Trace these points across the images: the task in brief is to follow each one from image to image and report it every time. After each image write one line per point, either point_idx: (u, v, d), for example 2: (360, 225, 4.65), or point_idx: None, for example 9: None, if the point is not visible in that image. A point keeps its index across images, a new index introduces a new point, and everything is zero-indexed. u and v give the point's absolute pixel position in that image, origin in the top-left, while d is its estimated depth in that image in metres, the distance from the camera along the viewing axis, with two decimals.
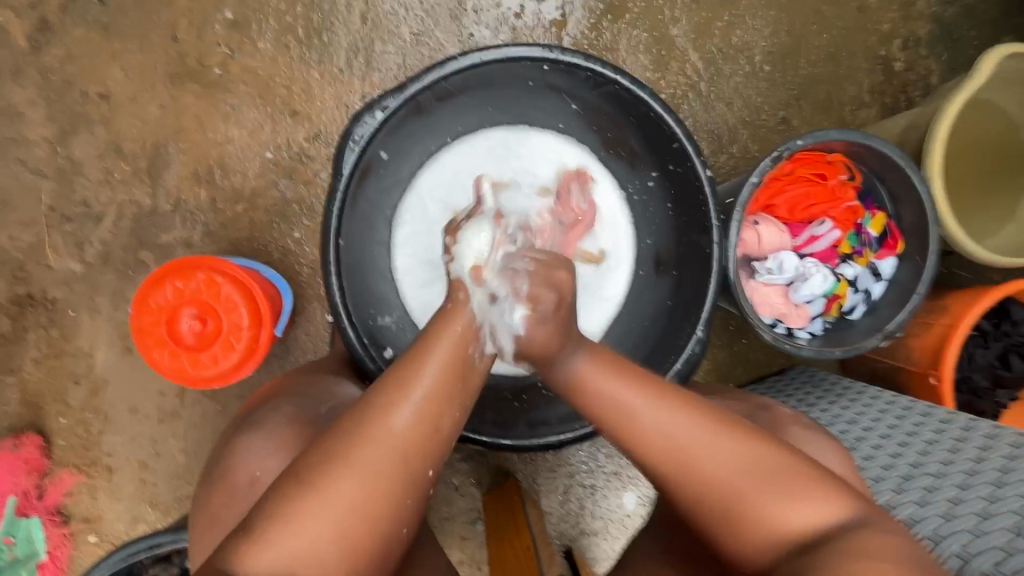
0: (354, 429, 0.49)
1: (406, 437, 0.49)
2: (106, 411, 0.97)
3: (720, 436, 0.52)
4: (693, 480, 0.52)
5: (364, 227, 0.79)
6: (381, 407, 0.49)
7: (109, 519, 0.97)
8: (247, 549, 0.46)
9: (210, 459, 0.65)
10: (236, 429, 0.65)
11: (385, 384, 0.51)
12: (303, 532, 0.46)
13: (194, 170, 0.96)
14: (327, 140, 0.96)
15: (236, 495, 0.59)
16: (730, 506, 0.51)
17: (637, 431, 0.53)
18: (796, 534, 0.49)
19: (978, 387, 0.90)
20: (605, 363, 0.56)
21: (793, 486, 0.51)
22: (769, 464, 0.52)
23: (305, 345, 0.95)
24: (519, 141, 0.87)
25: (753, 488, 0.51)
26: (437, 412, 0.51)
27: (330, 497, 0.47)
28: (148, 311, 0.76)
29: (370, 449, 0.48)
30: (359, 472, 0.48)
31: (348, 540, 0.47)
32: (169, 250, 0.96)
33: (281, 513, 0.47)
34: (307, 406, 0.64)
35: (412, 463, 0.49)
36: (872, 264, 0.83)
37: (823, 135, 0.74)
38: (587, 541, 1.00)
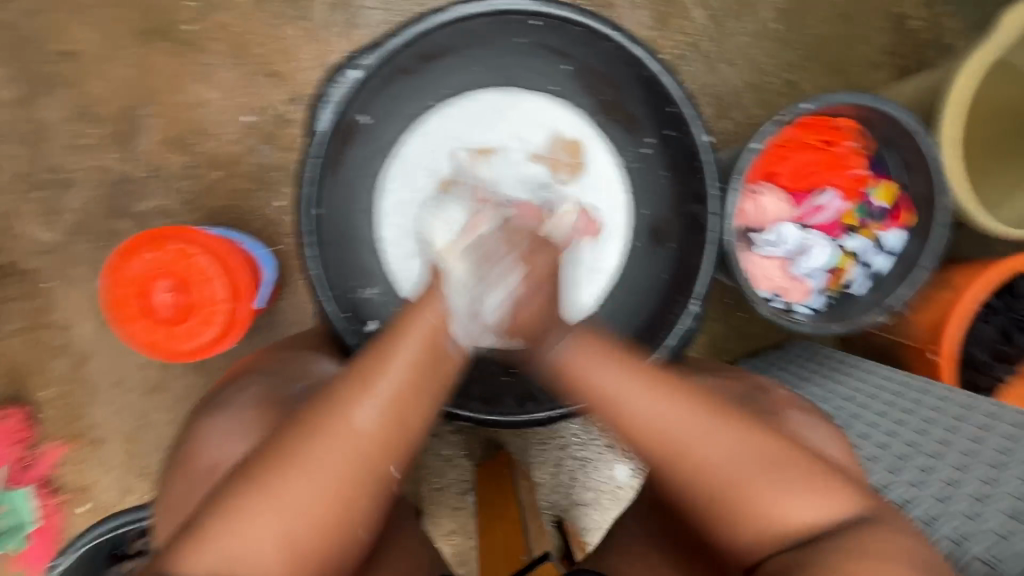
0: (314, 423, 0.47)
1: (368, 432, 0.48)
2: (90, 383, 0.95)
3: (716, 428, 0.51)
4: (687, 473, 0.50)
5: (343, 196, 0.75)
6: (341, 401, 0.48)
7: (99, 491, 0.96)
8: (194, 548, 0.44)
9: (175, 441, 0.64)
10: (203, 409, 0.63)
11: (348, 378, 0.50)
12: (253, 529, 0.45)
13: (169, 135, 0.92)
14: (307, 103, 0.91)
15: (196, 480, 0.56)
16: (725, 502, 0.49)
17: (630, 419, 0.52)
18: (792, 530, 0.48)
19: (977, 360, 0.87)
20: (593, 353, 0.57)
21: (789, 475, 0.49)
22: (766, 453, 0.50)
23: (289, 317, 0.93)
24: (511, 104, 0.82)
25: (750, 482, 0.49)
26: (401, 411, 0.50)
27: (284, 496, 0.45)
28: (121, 283, 0.73)
29: (330, 445, 0.47)
30: (313, 468, 0.46)
31: (300, 538, 0.46)
32: (146, 219, 0.92)
33: (232, 507, 0.45)
34: (279, 385, 0.62)
35: (373, 460, 0.48)
36: (876, 237, 0.79)
37: (833, 98, 0.70)
38: (579, 511, 1.00)
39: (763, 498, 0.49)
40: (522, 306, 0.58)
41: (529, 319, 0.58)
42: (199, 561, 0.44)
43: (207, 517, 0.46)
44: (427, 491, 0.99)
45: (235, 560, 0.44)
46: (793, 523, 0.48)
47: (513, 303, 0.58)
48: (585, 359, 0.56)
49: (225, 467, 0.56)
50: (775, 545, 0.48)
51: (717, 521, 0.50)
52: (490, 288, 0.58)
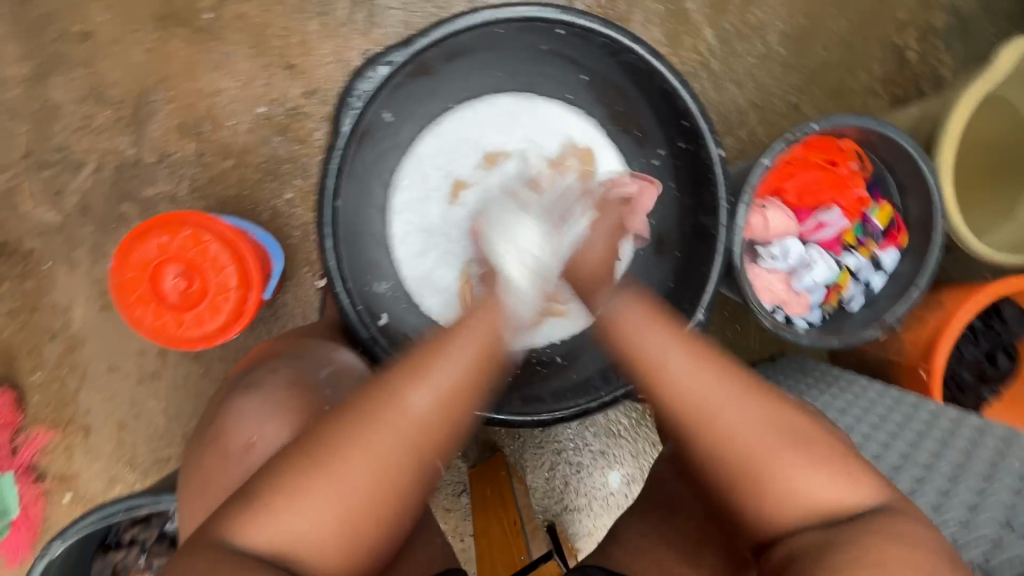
0: (370, 407, 0.48)
1: (423, 420, 0.48)
2: (84, 368, 0.93)
3: (749, 398, 0.51)
4: (714, 441, 0.51)
5: (359, 189, 0.76)
6: (398, 387, 0.49)
7: (85, 479, 0.94)
8: (246, 519, 0.44)
9: (203, 419, 0.64)
10: (232, 389, 0.64)
11: (404, 366, 0.50)
12: (308, 510, 0.45)
13: (182, 121, 0.91)
14: (323, 97, 0.92)
15: (230, 459, 0.57)
16: (749, 477, 0.49)
17: (667, 381, 0.53)
18: (818, 510, 0.48)
19: (963, 382, 0.91)
20: (639, 318, 0.59)
21: (818, 453, 0.50)
22: (796, 429, 0.51)
23: (293, 310, 0.92)
24: (527, 110, 0.84)
25: (778, 455, 0.49)
26: (457, 401, 0.50)
27: (337, 478, 0.45)
28: (129, 267, 0.73)
29: (385, 431, 0.47)
30: (368, 455, 0.46)
31: (353, 522, 0.46)
32: (153, 205, 0.92)
33: (285, 487, 0.45)
34: (306, 369, 0.63)
35: (427, 448, 0.48)
36: (874, 256, 0.82)
37: (839, 120, 0.73)
38: (570, 516, 1.00)
39: (789, 474, 0.49)
40: (594, 244, 0.71)
41: (593, 263, 0.69)
42: (251, 540, 0.43)
43: (259, 492, 0.45)
44: None
45: (288, 536, 0.44)
46: (818, 504, 0.48)
47: (588, 239, 0.71)
48: (632, 320, 0.59)
49: (260, 448, 0.56)
50: (797, 525, 0.48)
51: (738, 496, 0.50)
52: (558, 255, 0.67)
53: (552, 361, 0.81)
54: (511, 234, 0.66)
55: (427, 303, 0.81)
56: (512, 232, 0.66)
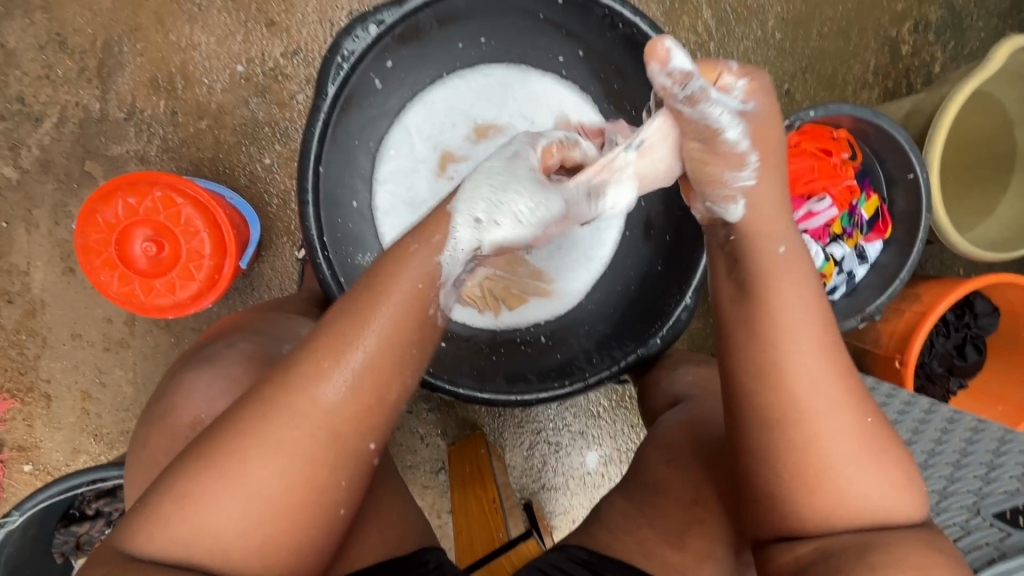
0: (275, 397, 0.44)
1: (335, 412, 0.44)
2: (44, 334, 0.89)
3: (846, 402, 0.47)
4: (791, 444, 0.47)
5: (344, 159, 0.72)
6: (305, 374, 0.44)
7: (47, 449, 0.90)
8: (164, 512, 0.43)
9: (155, 392, 0.61)
10: (185, 364, 0.61)
11: (316, 343, 0.45)
12: (222, 507, 0.42)
13: (153, 76, 0.86)
14: (306, 59, 0.87)
15: (183, 439, 0.53)
16: (801, 478, 0.47)
17: (785, 380, 0.47)
18: (867, 514, 0.46)
19: (932, 373, 0.93)
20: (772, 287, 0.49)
21: (889, 468, 0.47)
22: (875, 442, 0.47)
23: (270, 281, 0.89)
24: (520, 83, 0.80)
25: (846, 462, 0.46)
26: (375, 381, 0.45)
27: (248, 476, 0.42)
28: (94, 227, 0.69)
29: (292, 424, 0.43)
30: (279, 451, 0.43)
31: (269, 518, 0.43)
32: (120, 164, 0.86)
33: (188, 482, 0.43)
34: (267, 345, 0.61)
35: (345, 441, 0.44)
36: (859, 247, 0.82)
37: (835, 109, 0.73)
38: (547, 495, 1.01)
39: (843, 479, 0.46)
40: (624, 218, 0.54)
41: None
42: (165, 535, 0.42)
43: (166, 487, 0.43)
44: (400, 468, 0.97)
45: (205, 537, 0.42)
46: (864, 508, 0.46)
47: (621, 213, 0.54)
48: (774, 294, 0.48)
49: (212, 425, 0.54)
50: (842, 528, 0.47)
51: (784, 491, 0.47)
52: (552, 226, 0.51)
53: (536, 342, 0.79)
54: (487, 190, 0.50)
55: None
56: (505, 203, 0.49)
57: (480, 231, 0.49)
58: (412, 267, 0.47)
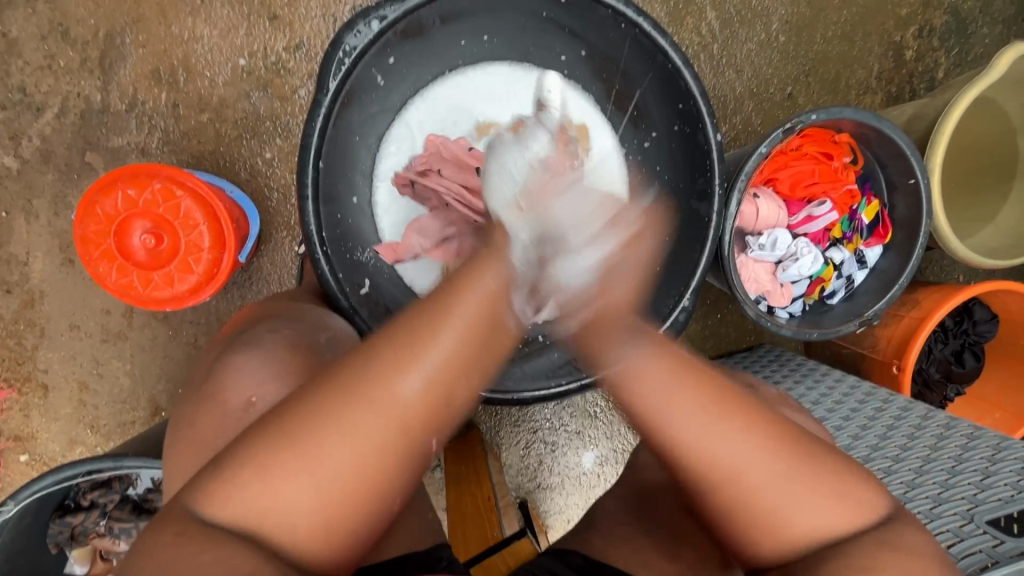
0: (353, 383, 0.44)
1: (410, 406, 0.44)
2: (42, 324, 0.89)
3: (753, 432, 0.49)
4: (712, 475, 0.49)
5: (344, 155, 0.72)
6: (385, 366, 0.44)
7: (43, 439, 0.91)
8: (214, 489, 0.42)
9: (191, 378, 0.62)
10: (221, 351, 0.61)
11: (397, 337, 0.45)
12: (286, 488, 0.42)
13: (154, 68, 0.86)
14: (309, 53, 0.87)
15: (204, 429, 0.54)
16: (750, 507, 0.48)
17: (644, 401, 0.50)
18: (821, 535, 0.47)
19: (930, 379, 0.93)
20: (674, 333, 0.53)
21: (829, 485, 0.48)
22: (798, 461, 0.48)
23: (269, 276, 0.89)
24: (522, 81, 0.80)
25: (774, 483, 0.48)
26: (450, 379, 0.45)
27: (321, 459, 0.42)
28: (93, 218, 0.69)
29: (370, 412, 0.43)
30: (354, 437, 0.43)
31: (330, 503, 0.43)
32: (121, 155, 0.86)
33: (257, 461, 0.43)
34: (305, 334, 0.61)
35: (414, 437, 0.45)
36: (859, 251, 0.82)
37: (837, 112, 0.72)
38: (542, 494, 1.01)
39: (793, 507, 0.48)
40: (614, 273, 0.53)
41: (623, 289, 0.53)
42: (227, 512, 0.42)
43: (233, 463, 0.43)
44: None
45: (263, 515, 0.42)
46: (812, 530, 0.47)
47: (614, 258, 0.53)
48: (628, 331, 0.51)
49: (261, 406, 0.54)
50: (801, 550, 0.48)
51: (740, 522, 0.49)
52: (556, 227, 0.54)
53: (535, 341, 0.80)
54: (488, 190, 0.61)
55: (409, 275, 0.78)
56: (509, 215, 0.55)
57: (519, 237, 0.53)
58: (490, 274, 0.48)
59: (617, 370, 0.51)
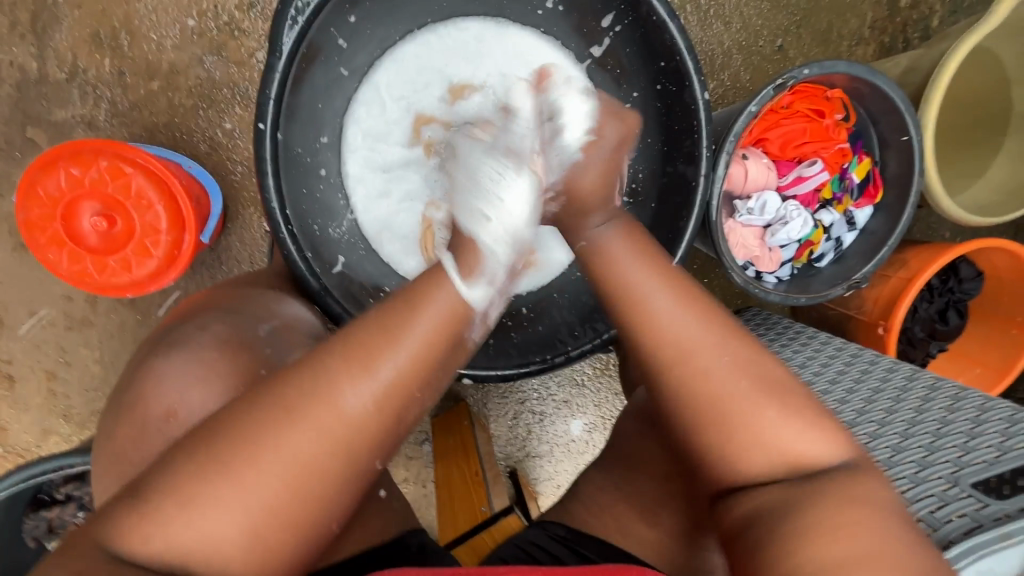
0: (292, 400, 0.41)
1: (357, 420, 0.42)
2: (0, 314, 0.84)
3: (739, 354, 0.48)
4: (681, 385, 0.48)
5: (308, 125, 0.67)
6: (331, 377, 0.42)
7: (16, 431, 0.88)
8: (135, 524, 0.38)
9: (119, 382, 0.56)
10: (151, 350, 0.56)
11: (347, 345, 0.43)
12: (212, 519, 0.39)
13: (94, 32, 0.78)
14: (264, 11, 0.80)
15: (173, 422, 0.51)
16: (718, 427, 0.47)
17: (644, 308, 0.51)
18: (783, 461, 0.46)
19: (914, 337, 0.93)
20: (633, 249, 0.54)
21: (805, 415, 0.47)
22: (777, 386, 0.48)
23: (238, 254, 0.85)
24: (497, 37, 0.74)
25: (755, 407, 0.46)
26: (403, 392, 0.44)
27: (255, 481, 0.40)
28: (36, 202, 0.64)
29: (310, 434, 0.41)
30: (287, 458, 0.40)
31: (266, 529, 0.40)
32: (66, 129, 0.80)
33: (182, 491, 0.39)
34: (240, 326, 0.56)
35: (357, 454, 0.43)
36: (849, 213, 0.80)
37: (830, 66, 0.68)
38: (532, 463, 1.01)
39: (771, 430, 0.46)
40: (583, 179, 0.56)
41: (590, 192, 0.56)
42: (145, 547, 0.38)
43: (158, 492, 0.39)
44: None
45: (187, 552, 0.39)
46: (790, 456, 0.46)
47: (579, 171, 0.55)
48: (623, 250, 0.54)
49: (184, 416, 0.51)
50: (759, 478, 0.46)
51: (706, 453, 0.48)
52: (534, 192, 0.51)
53: (517, 313, 0.75)
54: (477, 182, 0.50)
55: (387, 251, 0.74)
56: (499, 206, 0.50)
57: (505, 233, 0.49)
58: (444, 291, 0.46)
59: (618, 282, 0.52)
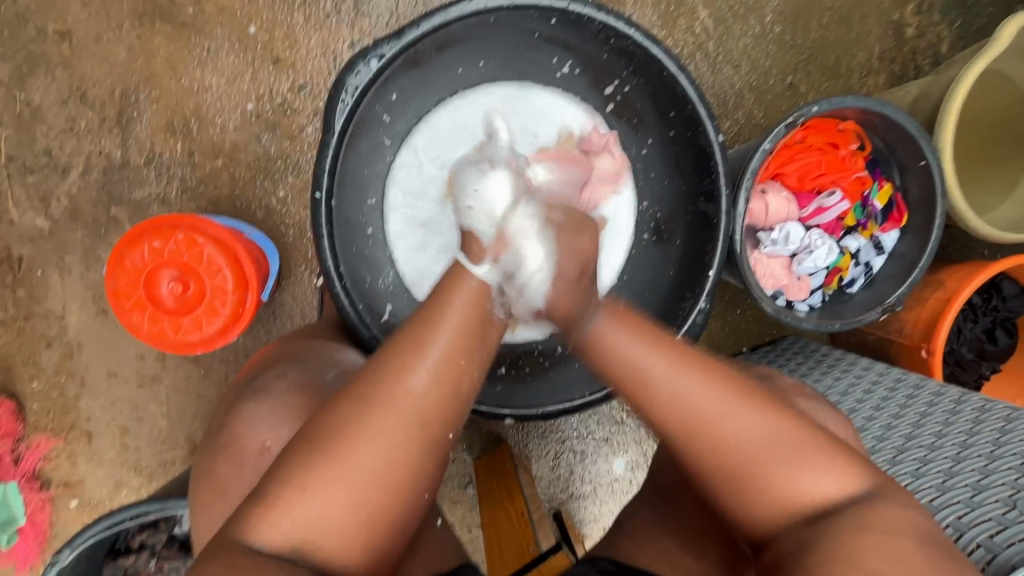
0: (366, 393, 0.45)
1: (425, 399, 0.46)
2: (82, 374, 0.93)
3: (745, 407, 0.49)
4: (706, 448, 0.49)
5: (357, 189, 0.74)
6: (395, 367, 0.46)
7: (92, 484, 0.94)
8: (258, 518, 0.42)
9: (210, 426, 0.62)
10: (239, 395, 0.62)
11: (401, 342, 0.47)
12: (322, 497, 0.42)
13: (169, 121, 0.89)
14: (313, 92, 0.90)
15: (246, 466, 0.55)
16: (742, 470, 0.48)
17: (649, 388, 0.50)
18: (806, 500, 0.47)
19: (963, 359, 0.91)
20: (626, 324, 0.53)
21: (807, 454, 0.47)
22: (782, 435, 0.48)
23: (291, 309, 0.92)
24: (520, 99, 0.81)
25: (771, 464, 0.47)
26: (455, 369, 0.47)
27: (350, 464, 0.43)
28: (124, 272, 0.72)
29: (388, 415, 0.44)
30: (376, 439, 0.44)
31: (367, 508, 0.43)
32: (143, 207, 0.90)
33: (293, 479, 0.43)
34: (313, 372, 0.61)
35: (433, 426, 0.46)
36: (875, 238, 0.82)
37: (839, 102, 0.72)
38: (576, 503, 1.01)
39: (788, 473, 0.47)
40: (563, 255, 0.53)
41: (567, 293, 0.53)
42: (261, 539, 0.42)
43: (269, 490, 0.43)
44: None
45: (310, 529, 0.42)
46: (813, 494, 0.47)
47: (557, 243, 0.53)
48: (616, 334, 0.52)
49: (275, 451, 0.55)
50: (784, 520, 0.47)
51: (740, 500, 0.48)
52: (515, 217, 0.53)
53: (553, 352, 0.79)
54: (471, 189, 0.56)
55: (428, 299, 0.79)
56: (489, 203, 0.54)
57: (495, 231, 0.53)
58: (466, 288, 0.50)
59: (616, 368, 0.51)
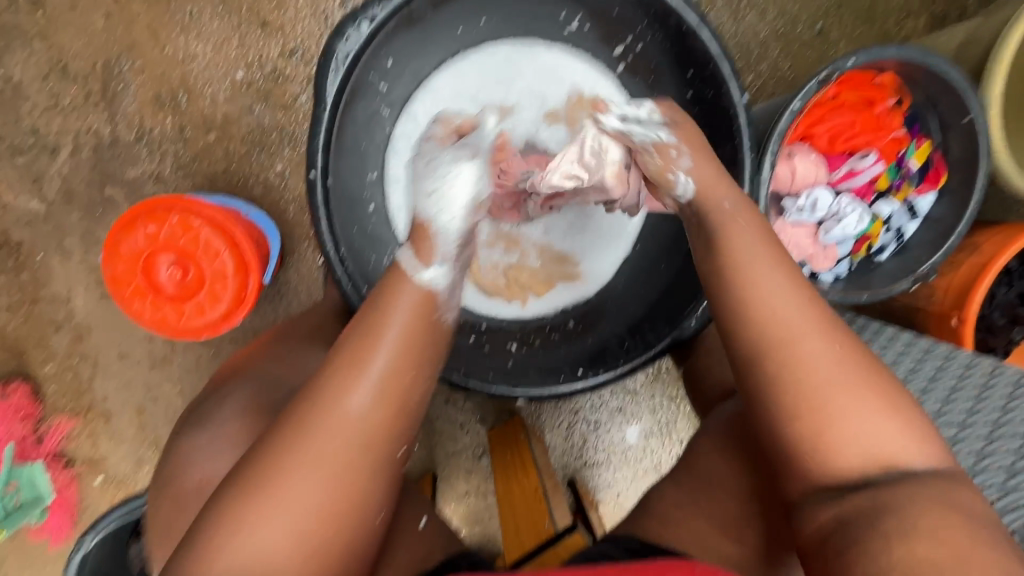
0: (302, 419, 0.44)
1: (364, 421, 0.44)
2: (94, 356, 0.93)
3: (841, 343, 0.47)
4: (782, 368, 0.47)
5: (356, 162, 0.70)
6: (332, 389, 0.45)
7: (114, 460, 0.95)
8: (201, 554, 0.42)
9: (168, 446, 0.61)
10: (189, 419, 0.61)
11: (337, 361, 0.46)
12: (261, 529, 0.42)
13: (155, 93, 0.85)
14: (304, 57, 0.84)
15: (191, 500, 0.54)
16: (814, 407, 0.45)
17: (747, 304, 0.50)
18: (875, 456, 0.44)
19: (994, 324, 0.87)
20: (755, 252, 0.51)
21: (898, 407, 0.45)
22: (877, 384, 0.46)
23: (297, 288, 0.89)
24: (528, 59, 0.75)
25: (852, 403, 0.45)
26: (395, 387, 0.46)
27: (287, 494, 0.42)
28: (120, 258, 0.70)
29: (325, 441, 0.44)
30: (315, 468, 0.43)
31: (309, 540, 0.42)
32: (138, 185, 0.87)
33: (229, 514, 0.42)
34: (266, 389, 0.60)
35: (376, 448, 0.45)
36: (909, 201, 0.76)
37: (878, 53, 0.65)
38: (590, 471, 1.01)
39: (863, 422, 0.45)
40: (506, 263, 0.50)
41: None
42: (205, 571, 0.41)
43: (208, 526, 0.43)
44: (443, 455, 1.00)
45: (249, 564, 0.41)
46: (881, 452, 0.44)
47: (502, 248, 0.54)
48: (750, 256, 0.51)
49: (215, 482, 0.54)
50: (847, 471, 0.44)
51: (805, 436, 0.46)
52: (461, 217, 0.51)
53: (568, 326, 0.77)
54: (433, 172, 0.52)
55: None
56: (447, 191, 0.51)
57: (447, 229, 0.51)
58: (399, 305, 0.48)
59: (725, 276, 0.52)
